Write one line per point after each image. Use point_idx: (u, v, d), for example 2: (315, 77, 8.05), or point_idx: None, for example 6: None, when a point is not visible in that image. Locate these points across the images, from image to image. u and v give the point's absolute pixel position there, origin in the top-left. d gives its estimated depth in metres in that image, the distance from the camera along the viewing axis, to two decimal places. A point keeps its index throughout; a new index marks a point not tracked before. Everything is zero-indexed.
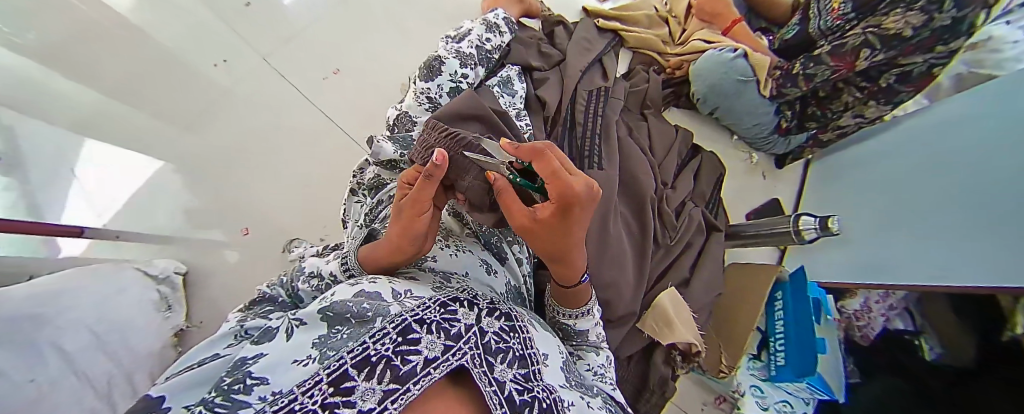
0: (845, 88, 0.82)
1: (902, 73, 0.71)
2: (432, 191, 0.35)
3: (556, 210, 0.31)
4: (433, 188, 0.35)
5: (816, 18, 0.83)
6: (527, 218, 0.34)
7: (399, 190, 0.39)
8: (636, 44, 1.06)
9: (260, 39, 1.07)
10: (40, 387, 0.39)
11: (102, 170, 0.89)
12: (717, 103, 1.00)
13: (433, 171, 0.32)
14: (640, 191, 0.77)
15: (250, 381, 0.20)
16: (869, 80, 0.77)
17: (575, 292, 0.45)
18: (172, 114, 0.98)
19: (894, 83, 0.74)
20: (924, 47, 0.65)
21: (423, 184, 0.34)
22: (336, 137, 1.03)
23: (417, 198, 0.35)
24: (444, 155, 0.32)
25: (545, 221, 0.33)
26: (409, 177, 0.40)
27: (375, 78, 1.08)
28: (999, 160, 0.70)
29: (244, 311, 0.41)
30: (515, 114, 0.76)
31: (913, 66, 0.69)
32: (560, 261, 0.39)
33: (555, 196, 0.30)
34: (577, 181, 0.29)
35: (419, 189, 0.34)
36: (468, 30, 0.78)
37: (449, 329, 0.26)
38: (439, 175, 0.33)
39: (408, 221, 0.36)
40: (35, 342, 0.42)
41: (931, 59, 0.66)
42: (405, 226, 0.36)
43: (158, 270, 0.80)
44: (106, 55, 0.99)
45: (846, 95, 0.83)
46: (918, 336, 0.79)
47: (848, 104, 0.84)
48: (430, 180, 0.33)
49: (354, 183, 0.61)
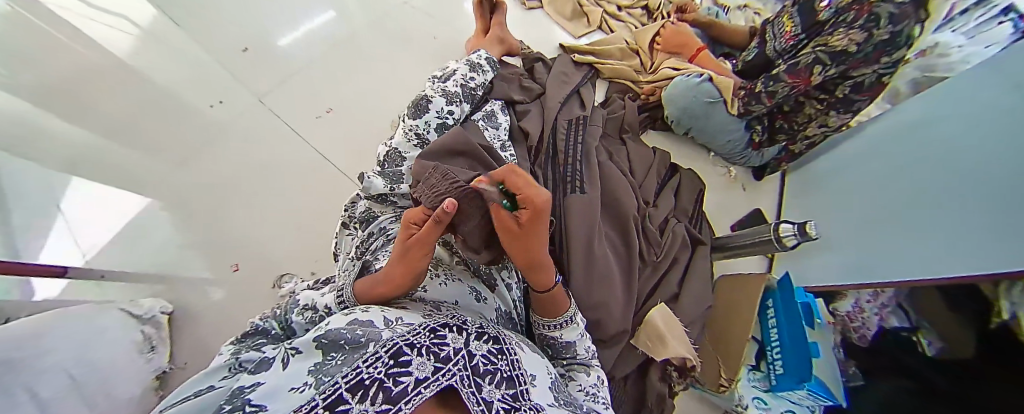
0: (807, 101, 0.86)
1: (857, 83, 0.75)
2: (437, 234, 0.39)
3: (534, 214, 0.38)
4: (439, 231, 0.39)
5: (772, 41, 0.92)
6: (509, 224, 0.39)
7: (405, 230, 0.42)
8: (612, 75, 1.13)
9: (257, 84, 1.12)
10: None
11: (90, 214, 0.90)
12: (691, 124, 1.06)
13: (443, 216, 0.37)
14: (622, 211, 0.80)
15: (250, 407, 0.22)
16: (827, 92, 0.81)
17: (551, 296, 0.47)
18: (167, 156, 1.01)
19: (850, 92, 0.78)
20: (871, 60, 0.70)
21: (431, 228, 0.38)
22: (330, 174, 1.06)
23: (422, 241, 0.39)
24: (454, 203, 0.37)
25: (525, 225, 0.38)
26: (416, 217, 0.42)
27: (366, 117, 1.14)
28: (975, 152, 0.73)
29: (236, 346, 0.40)
30: (500, 145, 0.79)
31: (860, 80, 0.74)
32: (535, 268, 0.43)
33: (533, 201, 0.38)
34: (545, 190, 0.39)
35: (427, 232, 0.38)
36: (453, 70, 0.84)
37: (438, 352, 0.28)
38: (447, 220, 0.38)
39: (413, 259, 0.39)
40: (15, 387, 0.43)
41: (879, 69, 0.71)
42: (410, 264, 0.39)
43: (143, 310, 0.80)
44: (106, 103, 1.03)
45: (808, 107, 0.88)
46: (915, 332, 0.74)
47: (812, 116, 0.88)
48: (439, 223, 0.38)
49: (346, 217, 0.63)
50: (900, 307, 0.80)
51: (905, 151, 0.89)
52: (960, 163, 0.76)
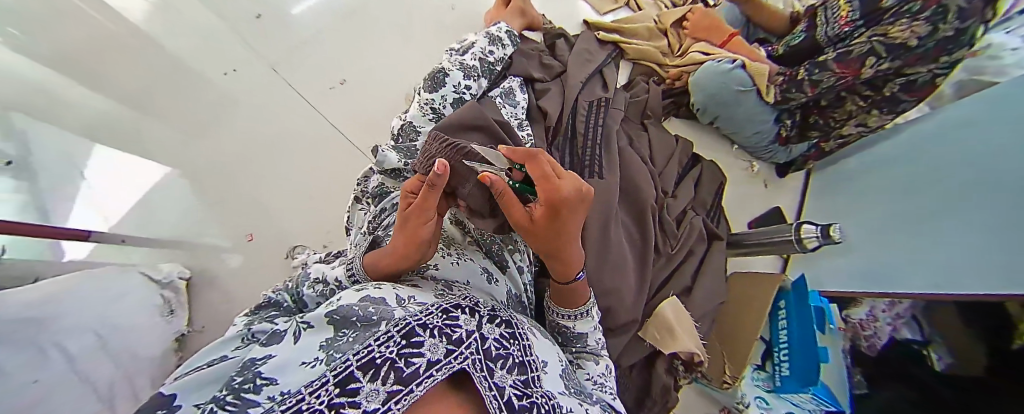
0: (849, 97, 0.82)
1: (909, 81, 0.72)
2: (436, 199, 0.37)
3: (547, 211, 0.36)
4: (438, 196, 0.37)
5: (823, 26, 0.85)
6: (523, 219, 0.38)
7: (404, 199, 0.41)
8: (636, 56, 1.08)
9: (271, 52, 1.09)
10: (37, 389, 0.39)
11: (107, 178, 0.90)
12: (717, 113, 1.02)
13: (435, 180, 0.35)
14: (640, 199, 0.78)
15: (259, 380, 0.21)
16: (873, 88, 0.77)
17: (571, 288, 0.46)
18: (181, 121, 1.00)
19: (899, 92, 0.75)
20: (928, 57, 0.66)
21: (430, 194, 0.36)
22: (343, 147, 1.05)
23: (422, 207, 0.37)
24: (445, 165, 0.34)
25: (539, 221, 0.37)
26: (411, 186, 0.41)
27: (380, 89, 1.11)
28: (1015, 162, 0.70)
29: (249, 316, 0.41)
30: (517, 123, 0.77)
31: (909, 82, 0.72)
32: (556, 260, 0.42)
33: (546, 197, 0.35)
34: (566, 184, 0.35)
35: (424, 199, 0.36)
36: (472, 43, 0.80)
37: (450, 333, 0.27)
38: (441, 184, 0.35)
39: (414, 228, 0.38)
40: (41, 346, 0.43)
41: (935, 69, 0.68)
42: (413, 231, 0.38)
43: (163, 275, 0.81)
44: (120, 64, 1.01)
45: (849, 103, 0.83)
46: (927, 345, 0.68)
47: (852, 113, 0.84)
48: (433, 189, 0.36)
49: (359, 191, 0.62)
50: (914, 318, 0.74)
51: (939, 158, 0.85)
52: (1000, 177, 0.72)
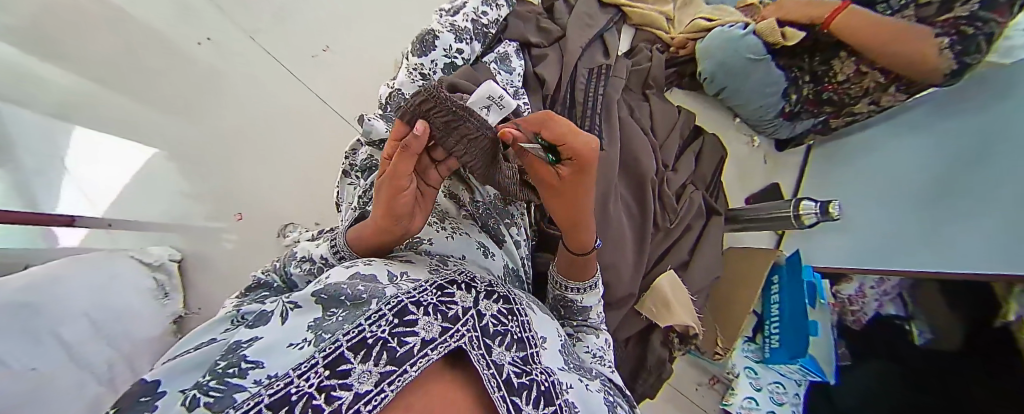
0: (871, 73, 0.81)
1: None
2: (411, 164, 0.34)
3: (573, 166, 0.36)
4: (412, 161, 0.34)
5: None
6: (551, 175, 0.38)
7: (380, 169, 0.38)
8: (639, 21, 1.01)
9: (247, 17, 1.02)
10: (38, 376, 0.38)
11: (87, 158, 0.86)
12: (727, 83, 0.97)
13: (411, 141, 0.33)
14: (639, 173, 0.76)
15: (244, 364, 0.20)
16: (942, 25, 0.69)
17: (587, 258, 0.46)
18: (155, 93, 0.94)
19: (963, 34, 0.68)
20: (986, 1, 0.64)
21: (402, 157, 0.33)
22: (331, 119, 1.01)
23: (395, 174, 0.34)
24: (424, 126, 0.33)
25: (566, 176, 0.37)
26: (389, 149, 0.37)
27: (366, 58, 1.05)
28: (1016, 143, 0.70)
29: (240, 298, 0.39)
30: (514, 92, 0.72)
31: (973, 27, 0.66)
32: (576, 227, 0.43)
33: (573, 152, 0.35)
34: (586, 138, 0.35)
35: (397, 163, 0.33)
36: (463, 3, 0.75)
37: (446, 311, 0.26)
38: (417, 145, 0.33)
39: (388, 199, 0.35)
40: (32, 330, 0.42)
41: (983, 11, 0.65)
42: (386, 203, 0.35)
43: (153, 257, 0.80)
44: (81, 29, 0.93)
45: (868, 79, 0.83)
46: (908, 321, 0.79)
47: (868, 89, 0.84)
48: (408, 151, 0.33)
49: (347, 164, 0.59)
50: (900, 296, 0.82)
51: (927, 135, 0.85)
52: (1001, 156, 0.72)
